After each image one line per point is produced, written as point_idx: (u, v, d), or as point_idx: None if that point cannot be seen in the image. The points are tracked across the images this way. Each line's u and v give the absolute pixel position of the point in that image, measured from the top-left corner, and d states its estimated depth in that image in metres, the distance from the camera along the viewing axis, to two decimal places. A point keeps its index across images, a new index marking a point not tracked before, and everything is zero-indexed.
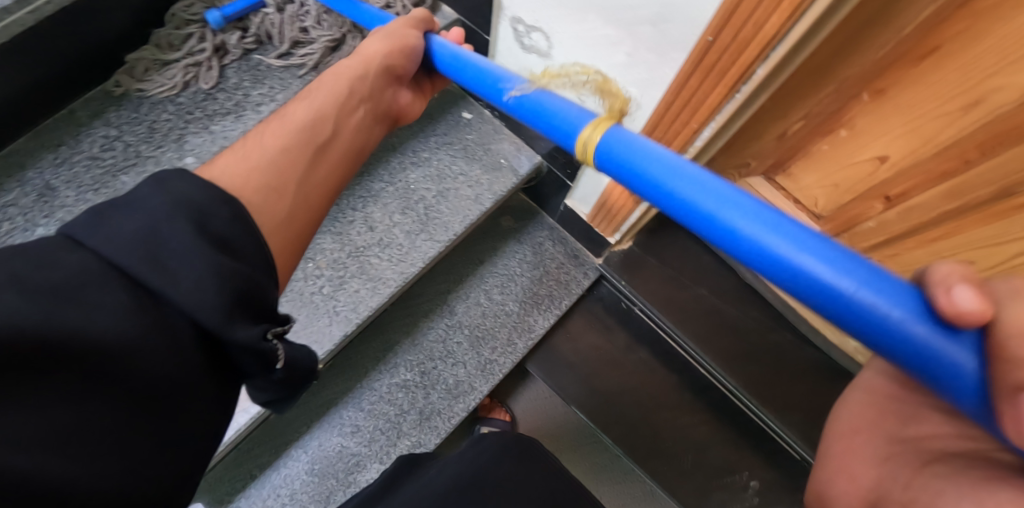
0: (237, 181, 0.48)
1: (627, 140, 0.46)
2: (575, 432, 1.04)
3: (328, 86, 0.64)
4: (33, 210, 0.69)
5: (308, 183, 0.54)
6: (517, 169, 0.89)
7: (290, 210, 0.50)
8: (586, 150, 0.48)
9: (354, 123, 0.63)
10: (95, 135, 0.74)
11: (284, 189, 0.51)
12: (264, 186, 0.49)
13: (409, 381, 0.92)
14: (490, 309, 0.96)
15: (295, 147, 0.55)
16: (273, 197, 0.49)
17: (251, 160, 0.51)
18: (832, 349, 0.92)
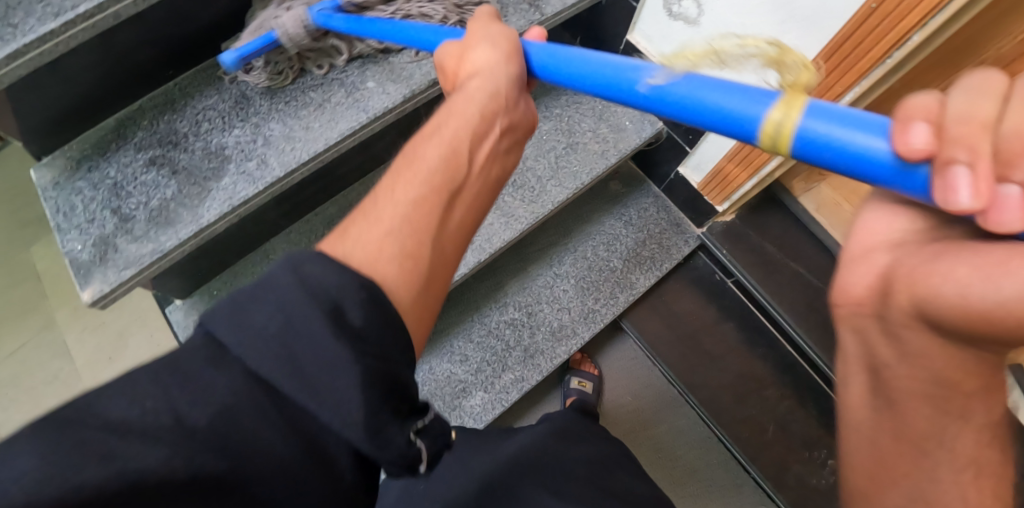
0: (370, 253, 0.41)
1: (837, 116, 0.34)
2: (656, 394, 1.11)
3: (457, 119, 0.52)
4: (230, 114, 0.78)
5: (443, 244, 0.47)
6: (640, 132, 0.96)
7: (428, 271, 0.44)
8: (778, 135, 0.36)
9: (488, 152, 0.54)
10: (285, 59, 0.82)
11: (423, 239, 0.44)
12: (398, 254, 0.42)
13: (516, 319, 0.98)
14: (595, 264, 1.02)
15: (429, 196, 0.47)
16: (407, 266, 0.42)
17: (383, 225, 0.44)
18: None
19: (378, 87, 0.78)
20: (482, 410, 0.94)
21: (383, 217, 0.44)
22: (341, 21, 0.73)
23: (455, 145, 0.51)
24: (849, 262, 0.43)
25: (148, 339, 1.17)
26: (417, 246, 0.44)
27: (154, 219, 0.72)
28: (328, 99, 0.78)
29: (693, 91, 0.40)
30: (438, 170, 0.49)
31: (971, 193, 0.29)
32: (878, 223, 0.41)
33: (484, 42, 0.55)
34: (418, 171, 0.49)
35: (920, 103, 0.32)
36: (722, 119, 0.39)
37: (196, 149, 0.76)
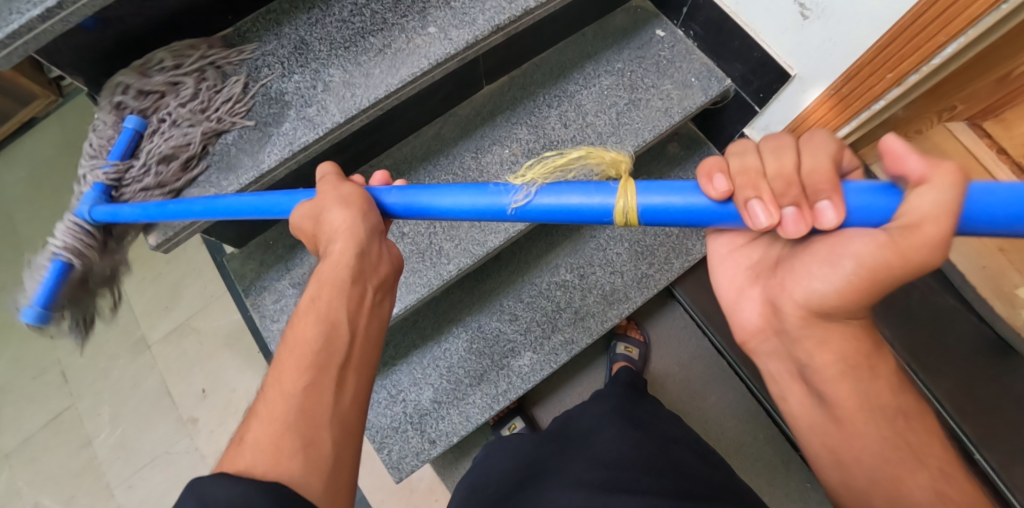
0: (269, 456, 0.44)
1: (654, 193, 0.47)
2: (705, 368, 1.08)
3: (329, 289, 0.53)
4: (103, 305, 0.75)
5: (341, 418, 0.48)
6: (706, 89, 0.91)
7: (333, 451, 0.46)
8: (626, 216, 0.48)
9: (371, 311, 0.55)
10: (346, 2, 0.78)
11: (322, 433, 0.46)
12: (300, 445, 0.45)
13: (567, 282, 0.96)
14: (649, 228, 0.99)
15: (319, 375, 0.49)
16: (308, 453, 0.45)
17: (282, 421, 0.46)
18: (998, 321, 0.91)
19: (440, 33, 0.75)
20: (531, 371, 0.93)
21: (276, 416, 0.47)
22: (129, 213, 0.66)
23: (332, 320, 0.52)
24: (738, 304, 0.52)
25: (203, 289, 1.19)
26: (315, 429, 0.46)
27: (217, 164, 0.72)
28: (389, 46, 0.76)
29: (555, 199, 0.51)
30: (318, 350, 0.50)
31: (772, 216, 0.42)
32: (727, 268, 0.53)
33: (335, 202, 0.56)
34: (301, 356, 0.50)
35: (711, 162, 0.46)
36: (590, 213, 0.49)
37: (255, 94, 0.75)
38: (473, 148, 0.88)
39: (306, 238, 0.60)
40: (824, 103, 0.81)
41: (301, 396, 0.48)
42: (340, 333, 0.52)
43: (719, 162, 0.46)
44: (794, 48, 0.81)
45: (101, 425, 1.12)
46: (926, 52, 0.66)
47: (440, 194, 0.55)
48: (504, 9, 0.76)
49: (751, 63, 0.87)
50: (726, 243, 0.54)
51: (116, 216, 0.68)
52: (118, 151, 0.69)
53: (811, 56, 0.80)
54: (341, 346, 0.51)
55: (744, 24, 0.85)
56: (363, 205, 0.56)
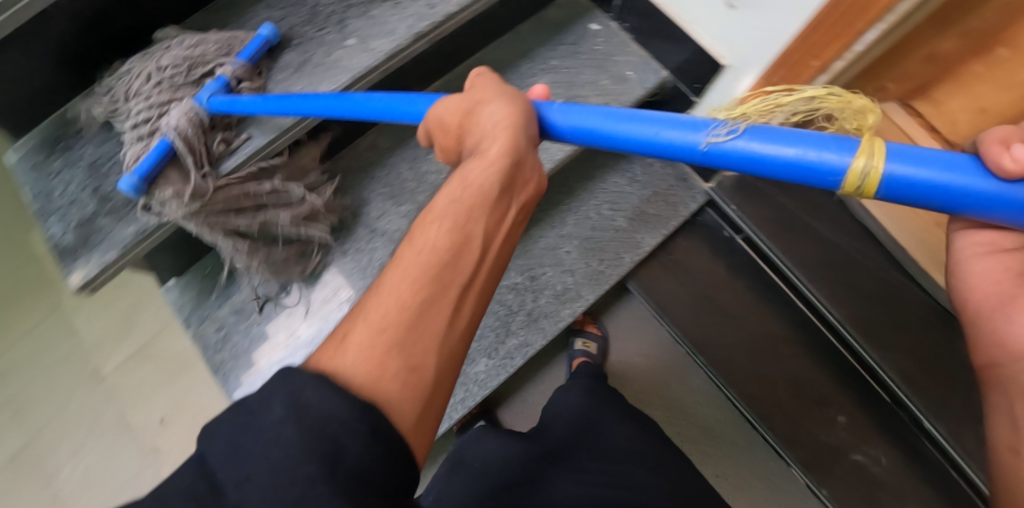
0: (370, 369, 0.39)
1: (912, 156, 0.40)
2: (666, 356, 1.08)
3: (475, 190, 0.48)
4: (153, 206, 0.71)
5: (450, 350, 0.43)
6: (643, 83, 0.91)
7: (437, 378, 0.42)
8: (863, 179, 0.41)
9: (512, 224, 0.51)
10: (262, 16, 0.76)
11: (426, 364, 0.41)
12: (401, 368, 0.40)
13: (519, 284, 0.95)
14: (598, 224, 0.98)
15: (435, 293, 0.44)
16: (409, 377, 0.40)
17: (389, 334, 0.41)
18: (940, 292, 0.95)
19: (360, 44, 0.73)
20: (487, 377, 0.93)
21: (383, 326, 0.41)
22: (248, 100, 0.67)
23: (465, 235, 0.47)
24: (1006, 315, 0.46)
25: (156, 314, 1.15)
26: (422, 356, 0.41)
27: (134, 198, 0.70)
28: (307, 61, 0.73)
29: (766, 145, 0.44)
30: (444, 262, 0.45)
31: None
32: (985, 272, 0.48)
33: (501, 96, 0.52)
34: (425, 260, 0.45)
35: (997, 133, 0.41)
36: (809, 169, 0.43)
37: None
38: (409, 158, 0.89)
39: (446, 134, 0.55)
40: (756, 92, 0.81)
41: (415, 311, 0.42)
42: (470, 244, 0.47)
43: (1000, 135, 0.41)
44: (724, 37, 0.81)
45: (62, 460, 1.09)
46: (847, 38, 0.66)
47: (632, 118, 0.49)
48: (426, 15, 0.74)
49: (685, 54, 0.87)
50: (986, 249, 0.49)
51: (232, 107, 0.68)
52: (247, 53, 0.71)
53: (741, 45, 0.80)
54: (471, 260, 0.46)
55: (674, 14, 0.84)
56: (521, 121, 0.50)
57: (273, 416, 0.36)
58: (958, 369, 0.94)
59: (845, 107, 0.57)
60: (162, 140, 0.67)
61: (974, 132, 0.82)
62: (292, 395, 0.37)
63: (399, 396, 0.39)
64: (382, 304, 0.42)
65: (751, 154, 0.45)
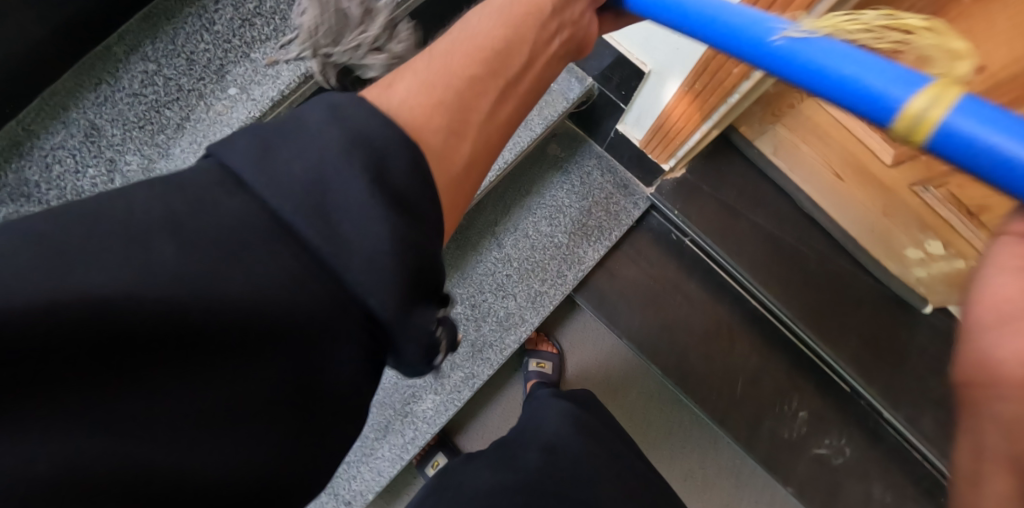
0: (416, 115, 0.44)
1: (972, 115, 0.37)
2: (623, 363, 1.04)
3: (528, 6, 0.55)
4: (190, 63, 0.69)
5: (490, 141, 0.50)
6: (567, 93, 0.86)
7: (471, 155, 0.47)
8: (914, 122, 0.38)
9: (550, 54, 0.56)
10: (135, 70, 0.69)
11: (466, 137, 0.47)
12: (445, 128, 0.45)
13: (460, 314, 0.91)
14: (537, 243, 0.94)
15: (482, 78, 0.50)
16: (455, 139, 0.46)
17: (438, 94, 0.46)
18: (890, 279, 0.93)
19: (242, 94, 0.68)
20: (436, 413, 0.90)
21: (437, 86, 0.47)
22: None
23: (512, 43, 0.53)
24: (998, 335, 0.35)
25: None
26: (465, 127, 0.47)
27: None
28: (188, 117, 0.69)
29: (830, 56, 0.41)
30: (492, 53, 0.51)
31: None
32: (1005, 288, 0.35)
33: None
34: (478, 47, 0.51)
35: None
36: (860, 93, 0.40)
37: (52, 198, 0.66)
38: None
39: None
40: (681, 100, 0.76)
41: (463, 82, 0.48)
42: (516, 48, 0.53)
43: None
44: (642, 43, 0.76)
45: None
46: None
47: None
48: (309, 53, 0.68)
49: (608, 61, 0.81)
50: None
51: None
52: None
53: (660, 50, 0.74)
54: (513, 58, 0.53)
55: None
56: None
57: (326, 136, 0.36)
58: (912, 355, 0.92)
59: (938, 48, 0.41)
60: None
61: None
62: (331, 107, 0.38)
63: (447, 152, 0.44)
64: (436, 72, 0.48)
65: (807, 62, 0.42)
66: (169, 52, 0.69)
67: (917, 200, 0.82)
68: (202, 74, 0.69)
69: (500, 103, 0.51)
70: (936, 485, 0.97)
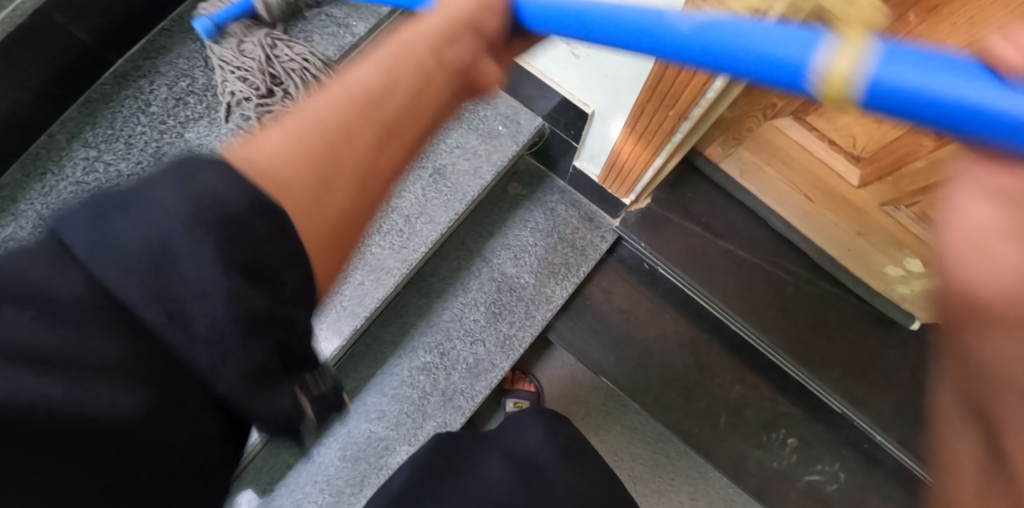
0: (283, 165, 0.37)
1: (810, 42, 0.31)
2: (604, 396, 1.03)
3: (407, 51, 0.45)
4: (123, 147, 0.70)
5: (365, 186, 0.41)
6: (517, 135, 0.85)
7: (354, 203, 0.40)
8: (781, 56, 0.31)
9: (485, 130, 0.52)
10: (77, 158, 0.71)
11: (333, 191, 0.39)
12: (316, 175, 0.38)
13: (430, 363, 0.91)
14: (502, 286, 0.93)
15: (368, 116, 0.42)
16: (324, 195, 0.38)
17: (308, 152, 0.38)
18: (875, 298, 0.90)
19: None
20: None
21: (305, 140, 0.39)
22: None
23: (395, 77, 0.44)
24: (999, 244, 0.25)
25: None
26: (338, 179, 0.39)
27: None
28: None
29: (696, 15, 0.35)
30: (370, 97, 0.42)
31: None
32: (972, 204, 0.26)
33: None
34: (351, 98, 0.42)
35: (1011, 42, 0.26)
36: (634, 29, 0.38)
37: None
38: None
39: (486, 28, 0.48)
40: (628, 140, 0.74)
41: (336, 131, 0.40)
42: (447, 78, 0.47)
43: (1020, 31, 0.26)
44: (582, 86, 0.74)
45: None
46: (693, 88, 0.59)
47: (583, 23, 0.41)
48: (240, 129, 0.70)
49: (554, 102, 0.80)
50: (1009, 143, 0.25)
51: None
52: None
53: (598, 94, 0.73)
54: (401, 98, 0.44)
55: (526, 65, 0.78)
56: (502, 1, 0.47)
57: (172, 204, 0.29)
58: (897, 375, 0.90)
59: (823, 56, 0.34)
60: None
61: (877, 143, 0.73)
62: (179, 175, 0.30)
63: (316, 207, 0.37)
64: (298, 129, 0.39)
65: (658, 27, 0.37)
66: (109, 137, 0.71)
67: (889, 220, 0.80)
68: (139, 157, 0.70)
69: (373, 165, 0.42)
70: None
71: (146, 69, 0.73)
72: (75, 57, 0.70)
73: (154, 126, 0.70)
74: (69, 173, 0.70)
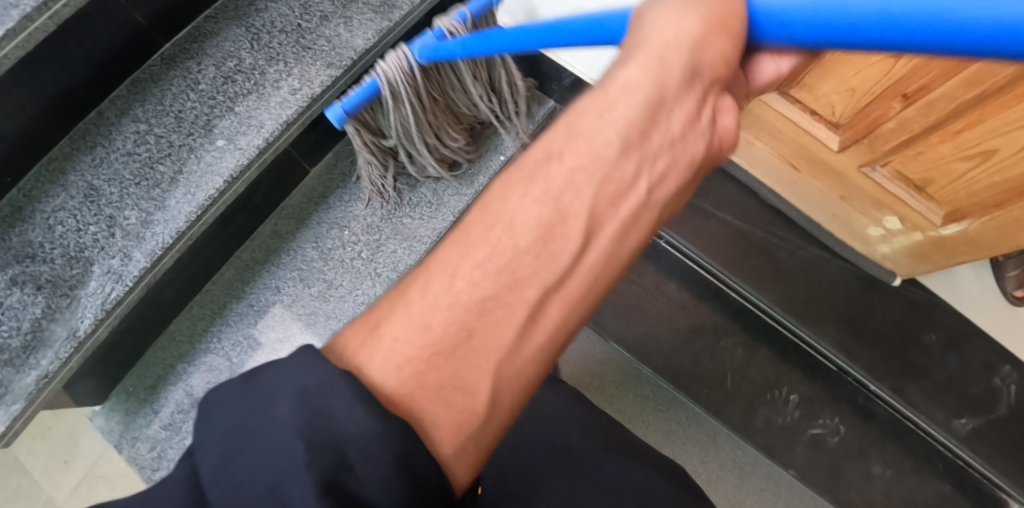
0: (405, 374, 0.31)
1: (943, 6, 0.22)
2: (616, 368, 1.08)
3: (582, 149, 0.34)
4: (173, 122, 0.74)
5: (513, 368, 0.32)
6: (534, 115, 0.93)
7: (494, 405, 0.32)
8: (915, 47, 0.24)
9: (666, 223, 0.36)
10: (127, 131, 0.74)
11: (477, 394, 0.31)
12: (443, 386, 0.31)
13: None
14: None
15: (508, 288, 0.32)
16: (459, 402, 0.31)
17: (434, 340, 0.31)
18: (859, 259, 1.00)
19: (230, 144, 0.74)
20: None
21: (432, 329, 0.31)
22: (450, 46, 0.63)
23: (562, 201, 0.33)
24: None
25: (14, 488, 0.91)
26: (475, 377, 0.31)
27: (29, 342, 0.67)
28: (180, 171, 0.73)
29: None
30: (529, 250, 0.33)
31: None
32: None
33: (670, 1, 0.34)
34: (498, 250, 0.32)
35: None
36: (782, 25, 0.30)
37: (55, 257, 0.69)
38: (312, 238, 0.87)
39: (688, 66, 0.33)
40: None
41: (472, 312, 0.32)
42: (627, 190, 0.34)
43: None
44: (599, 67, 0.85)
45: None
46: None
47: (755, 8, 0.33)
48: (288, 103, 0.76)
49: None
50: None
51: (436, 53, 0.66)
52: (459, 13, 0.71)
53: None
54: (567, 249, 0.33)
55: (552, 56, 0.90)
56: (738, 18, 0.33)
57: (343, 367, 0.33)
58: (885, 330, 0.98)
59: None
60: (371, 82, 0.68)
61: (852, 110, 0.80)
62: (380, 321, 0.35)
63: (448, 418, 0.31)
64: (431, 301, 0.32)
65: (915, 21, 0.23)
66: (158, 112, 0.75)
67: (866, 181, 0.87)
68: (190, 130, 0.74)
69: (521, 346, 0.33)
70: (934, 454, 1.01)
71: (194, 51, 0.77)
72: (130, 36, 0.72)
73: (204, 102, 0.75)
74: (118, 145, 0.73)
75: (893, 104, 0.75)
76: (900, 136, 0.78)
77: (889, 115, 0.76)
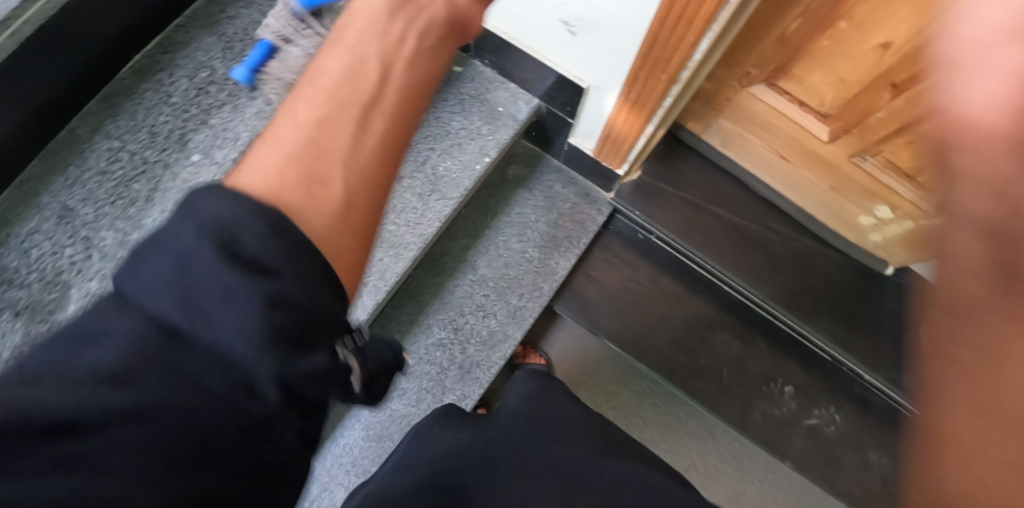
0: (270, 178, 0.39)
1: None
2: (611, 364, 1.07)
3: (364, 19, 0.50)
4: (146, 137, 0.73)
5: (360, 161, 0.43)
6: (517, 116, 0.93)
7: (350, 186, 0.42)
8: None
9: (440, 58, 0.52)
10: (100, 149, 0.72)
11: (333, 178, 0.41)
12: (303, 177, 0.40)
13: (444, 339, 0.96)
14: (511, 260, 0.99)
15: (333, 111, 0.44)
16: (318, 188, 0.40)
17: (289, 150, 0.42)
18: (853, 249, 0.99)
19: (206, 158, 0.72)
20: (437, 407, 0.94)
21: (286, 144, 0.42)
22: None
23: (359, 52, 0.47)
24: None
25: None
26: (328, 170, 0.42)
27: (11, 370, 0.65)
28: (156, 188, 0.72)
29: None
30: (345, 82, 0.45)
31: None
32: None
33: None
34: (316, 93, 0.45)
35: None
36: None
37: (32, 281, 0.67)
38: None
39: None
40: (622, 109, 0.81)
41: (307, 132, 0.43)
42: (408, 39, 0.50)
43: None
44: (579, 62, 0.80)
45: None
46: (682, 51, 0.66)
47: None
48: (264, 114, 0.75)
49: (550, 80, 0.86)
50: None
51: None
52: None
53: (595, 67, 0.79)
54: (370, 76, 0.46)
55: (528, 47, 0.84)
56: None
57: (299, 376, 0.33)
58: (880, 320, 0.98)
59: None
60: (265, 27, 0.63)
61: (840, 100, 0.79)
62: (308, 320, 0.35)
63: (313, 202, 0.39)
64: (279, 135, 0.42)
65: None
66: (131, 128, 0.73)
67: (858, 172, 0.86)
68: (165, 145, 0.73)
69: (363, 143, 0.44)
70: None
71: (166, 63, 0.75)
72: (100, 50, 0.70)
73: (178, 115, 0.73)
74: (92, 164, 0.72)
75: (883, 95, 0.73)
76: (890, 125, 0.76)
77: (878, 105, 0.75)
